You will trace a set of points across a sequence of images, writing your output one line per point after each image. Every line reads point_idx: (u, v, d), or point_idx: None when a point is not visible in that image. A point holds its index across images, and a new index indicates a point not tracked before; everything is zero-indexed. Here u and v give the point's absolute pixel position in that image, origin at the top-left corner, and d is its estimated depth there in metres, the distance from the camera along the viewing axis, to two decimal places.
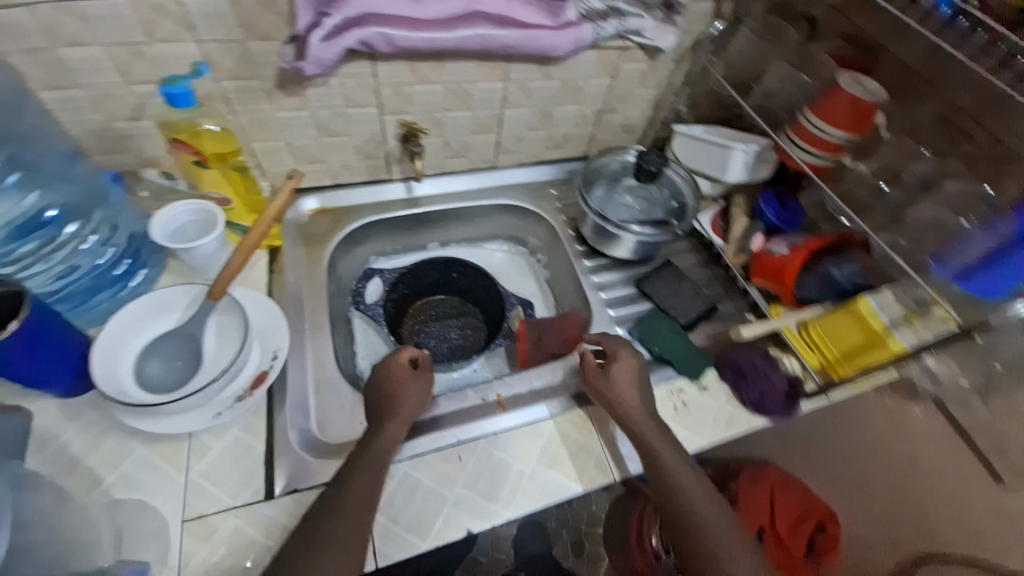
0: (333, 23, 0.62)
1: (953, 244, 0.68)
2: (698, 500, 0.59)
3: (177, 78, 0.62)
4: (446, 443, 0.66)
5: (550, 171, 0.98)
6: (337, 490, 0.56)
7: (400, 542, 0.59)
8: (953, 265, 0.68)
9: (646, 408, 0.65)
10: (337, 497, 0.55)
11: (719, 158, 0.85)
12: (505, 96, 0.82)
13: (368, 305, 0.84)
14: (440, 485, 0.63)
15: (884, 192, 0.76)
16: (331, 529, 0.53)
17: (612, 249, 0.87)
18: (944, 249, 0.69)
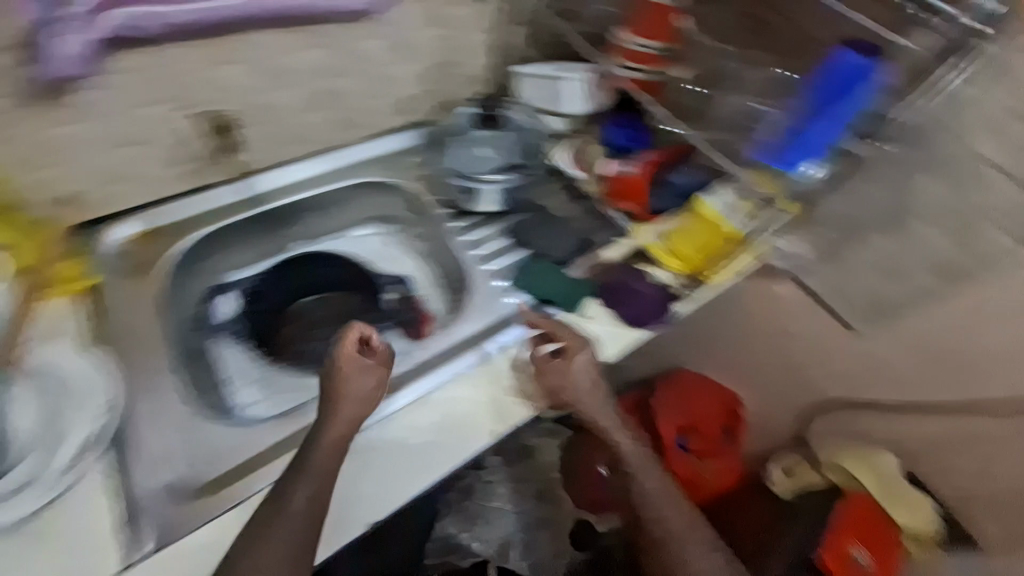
0: (82, 8, 0.51)
1: (766, 128, 0.71)
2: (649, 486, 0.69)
3: None
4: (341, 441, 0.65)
5: (406, 139, 0.93)
6: (285, 492, 0.58)
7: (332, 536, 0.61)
8: (766, 147, 0.70)
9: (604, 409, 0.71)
10: (287, 497, 0.57)
11: (554, 91, 0.87)
12: (327, 65, 0.75)
13: (218, 324, 0.81)
14: (348, 480, 0.63)
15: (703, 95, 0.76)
16: (283, 525, 0.56)
17: (478, 204, 0.88)
18: (759, 133, 0.72)
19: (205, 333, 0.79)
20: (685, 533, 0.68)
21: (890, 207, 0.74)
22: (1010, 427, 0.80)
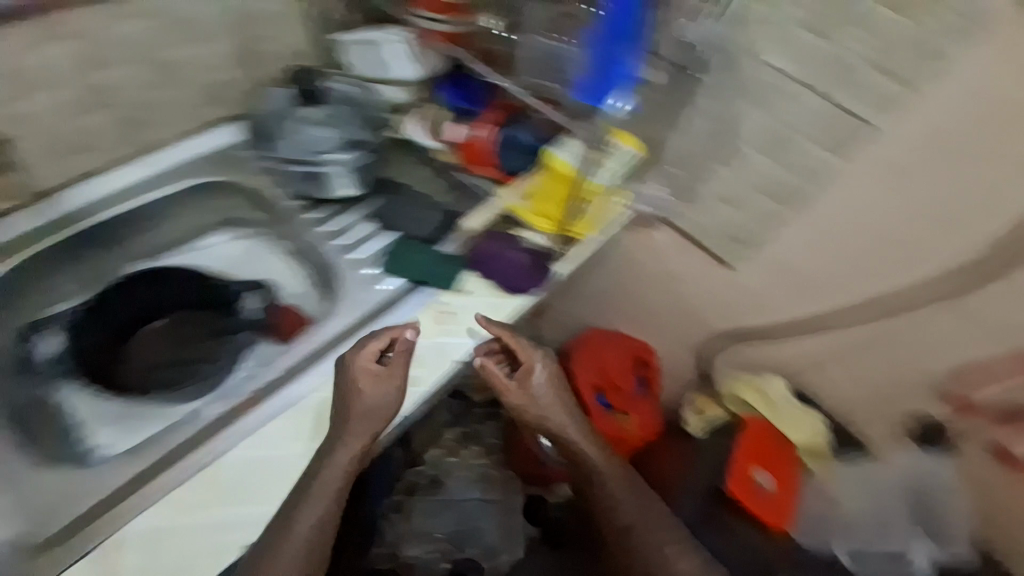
0: None
1: (575, 62, 0.65)
2: (607, 471, 0.78)
3: None
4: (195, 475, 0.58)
5: (232, 133, 0.84)
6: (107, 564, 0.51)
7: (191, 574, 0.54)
8: (580, 83, 0.64)
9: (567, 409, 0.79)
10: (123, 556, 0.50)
11: (376, 55, 0.78)
12: (89, 57, 0.70)
13: (43, 365, 0.70)
14: (203, 509, 0.57)
15: (512, 39, 0.71)
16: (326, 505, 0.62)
17: (326, 190, 0.79)
18: (571, 70, 0.66)
19: (25, 374, 0.69)
20: (634, 508, 0.76)
21: (714, 133, 0.75)
22: (887, 328, 0.80)
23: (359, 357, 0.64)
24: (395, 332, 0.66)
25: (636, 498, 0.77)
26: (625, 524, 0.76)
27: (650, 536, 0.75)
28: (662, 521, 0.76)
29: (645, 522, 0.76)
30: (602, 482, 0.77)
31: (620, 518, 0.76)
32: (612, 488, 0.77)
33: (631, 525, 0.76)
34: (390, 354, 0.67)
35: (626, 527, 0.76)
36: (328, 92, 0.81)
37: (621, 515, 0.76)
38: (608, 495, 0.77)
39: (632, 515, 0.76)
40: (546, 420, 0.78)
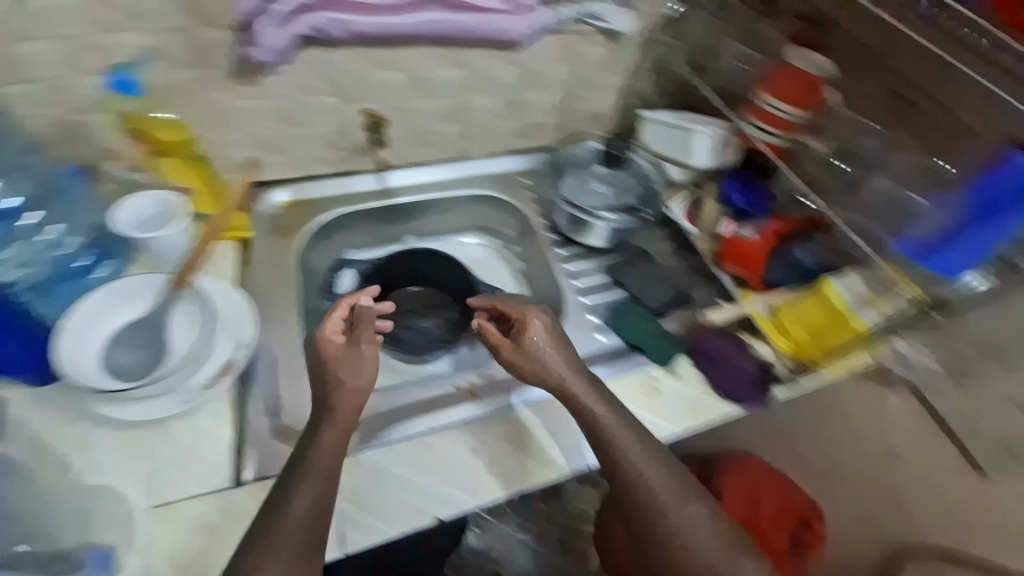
0: (282, 9, 0.61)
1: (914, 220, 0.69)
2: (663, 486, 0.60)
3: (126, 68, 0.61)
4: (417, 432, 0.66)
5: (522, 162, 0.98)
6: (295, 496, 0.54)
7: (375, 527, 0.59)
8: (913, 242, 0.68)
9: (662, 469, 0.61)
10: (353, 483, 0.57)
11: (684, 141, 0.85)
12: (465, 84, 0.81)
13: (339, 295, 0.83)
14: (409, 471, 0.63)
15: (842, 169, 0.76)
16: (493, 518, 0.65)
17: (583, 236, 0.88)
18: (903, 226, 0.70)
19: (326, 298, 0.82)
20: (700, 538, 0.59)
21: None
22: None
23: (320, 333, 0.62)
24: (352, 300, 0.65)
25: (667, 486, 0.60)
26: (677, 531, 0.59)
27: (698, 543, 0.58)
28: (696, 507, 0.60)
29: (703, 554, 0.58)
30: (656, 504, 0.60)
31: (670, 534, 0.59)
32: (664, 508, 0.59)
33: (679, 529, 0.59)
34: (352, 329, 0.64)
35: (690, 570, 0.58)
36: (631, 162, 0.88)
37: (672, 526, 0.59)
38: (659, 523, 0.59)
39: (696, 523, 0.59)
40: (547, 374, 0.65)
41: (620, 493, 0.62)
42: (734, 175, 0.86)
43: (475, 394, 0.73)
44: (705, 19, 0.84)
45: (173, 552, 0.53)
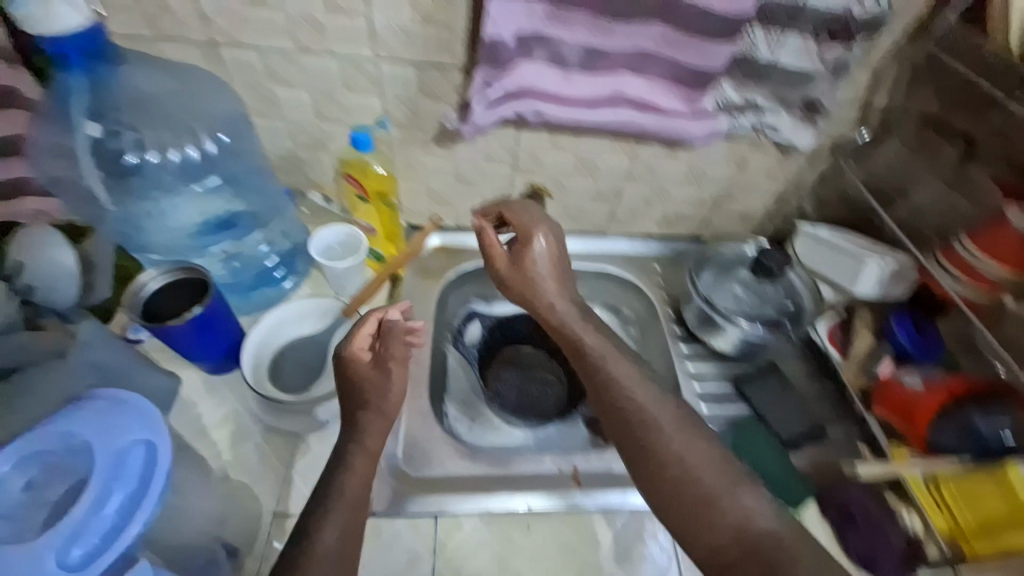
0: (495, 96, 0.68)
1: None
2: (663, 413, 0.56)
3: (362, 128, 0.71)
4: (512, 507, 0.69)
5: (658, 247, 0.99)
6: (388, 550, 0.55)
7: None
8: None
9: (651, 395, 0.57)
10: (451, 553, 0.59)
11: (850, 267, 0.80)
12: (629, 172, 0.85)
13: (465, 344, 0.90)
14: (506, 548, 0.67)
15: None
16: None
17: (713, 338, 0.84)
18: None
19: (453, 344, 0.89)
20: (713, 470, 0.52)
21: None
22: None
23: (350, 350, 0.59)
24: (382, 313, 0.63)
25: (657, 410, 0.56)
26: (658, 450, 0.53)
27: (678, 448, 0.53)
28: (677, 416, 0.56)
29: (717, 494, 0.50)
30: (643, 430, 0.55)
31: (661, 454, 0.53)
32: (646, 436, 0.55)
33: (666, 443, 0.54)
34: (378, 348, 0.61)
35: (676, 474, 0.52)
36: (785, 278, 0.83)
37: (678, 471, 0.52)
38: (641, 427, 0.55)
39: (689, 454, 0.53)
40: (540, 296, 0.67)
41: (612, 421, 0.57)
42: (903, 313, 0.78)
43: (579, 481, 0.72)
44: (897, 148, 0.81)
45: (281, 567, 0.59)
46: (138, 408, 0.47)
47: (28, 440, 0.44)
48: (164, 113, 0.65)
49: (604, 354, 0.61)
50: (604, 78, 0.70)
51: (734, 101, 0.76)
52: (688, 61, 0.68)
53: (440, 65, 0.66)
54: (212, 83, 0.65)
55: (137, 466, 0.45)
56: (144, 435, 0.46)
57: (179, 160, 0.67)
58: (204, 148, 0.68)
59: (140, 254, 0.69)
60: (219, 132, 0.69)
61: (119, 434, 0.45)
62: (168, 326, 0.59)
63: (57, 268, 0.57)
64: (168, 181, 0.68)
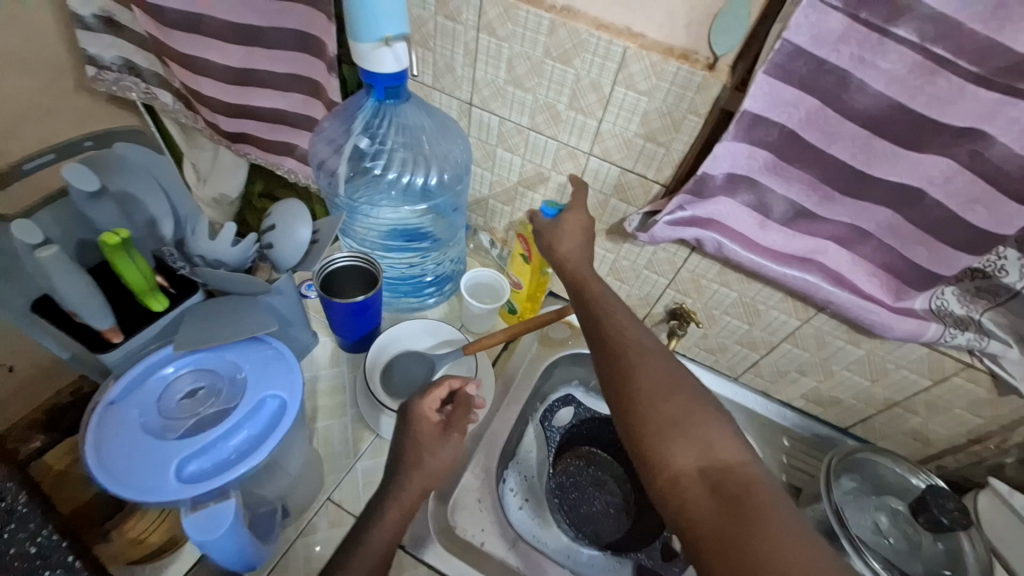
0: (682, 215, 0.69)
1: None
2: (650, 348, 0.60)
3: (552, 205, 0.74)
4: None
5: (793, 420, 0.88)
6: None
7: None
8: None
9: (645, 333, 0.62)
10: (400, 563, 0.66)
11: None
12: (793, 333, 0.78)
13: (552, 425, 0.89)
14: None
15: None
16: None
17: None
18: None
19: (541, 419, 0.88)
20: (685, 398, 0.55)
21: None
22: None
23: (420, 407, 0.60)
24: (457, 382, 0.62)
25: (644, 341, 0.61)
26: (633, 378, 0.57)
27: (651, 379, 0.57)
28: (661, 359, 0.59)
29: (676, 434, 0.53)
30: (625, 352, 0.59)
31: (638, 381, 0.57)
32: (629, 356, 0.59)
33: (644, 375, 0.57)
34: (449, 412, 0.61)
35: (650, 407, 0.55)
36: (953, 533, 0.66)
37: (644, 392, 0.56)
38: (625, 356, 0.59)
39: (665, 378, 0.57)
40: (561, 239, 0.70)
41: (594, 344, 0.62)
42: None
43: None
44: None
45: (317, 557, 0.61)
46: (290, 363, 0.58)
47: (214, 360, 0.59)
48: (414, 145, 0.78)
49: (606, 299, 0.65)
50: (805, 239, 0.68)
51: (955, 311, 0.66)
52: (917, 260, 0.64)
53: (645, 175, 0.70)
54: (457, 135, 0.77)
55: (269, 413, 0.54)
56: (283, 390, 0.56)
57: (407, 182, 0.81)
58: (430, 179, 0.81)
59: (343, 236, 0.84)
60: (446, 171, 0.80)
61: (268, 381, 0.56)
62: (332, 300, 0.67)
63: (293, 241, 0.62)
64: (391, 193, 0.82)
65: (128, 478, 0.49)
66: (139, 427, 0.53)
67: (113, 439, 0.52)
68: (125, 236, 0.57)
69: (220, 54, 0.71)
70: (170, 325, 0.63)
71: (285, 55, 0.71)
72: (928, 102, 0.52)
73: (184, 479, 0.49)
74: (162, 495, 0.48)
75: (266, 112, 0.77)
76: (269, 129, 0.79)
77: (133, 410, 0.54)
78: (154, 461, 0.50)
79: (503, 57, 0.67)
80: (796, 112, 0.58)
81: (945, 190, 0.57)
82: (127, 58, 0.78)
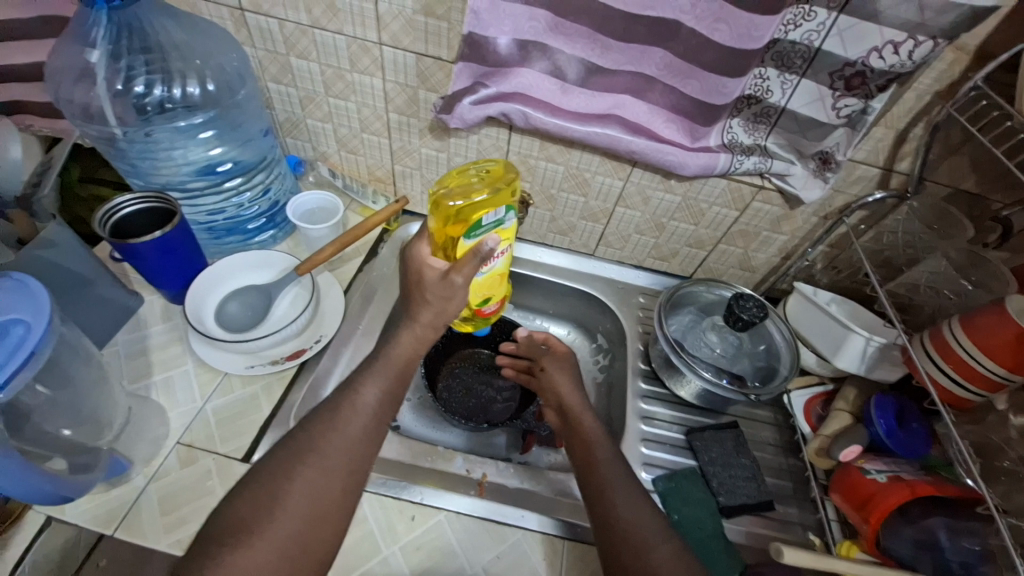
0: (486, 93, 0.69)
1: None
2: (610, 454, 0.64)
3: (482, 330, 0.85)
4: (408, 496, 0.65)
5: (647, 279, 0.96)
6: None
7: None
8: None
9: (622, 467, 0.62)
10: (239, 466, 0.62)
11: (834, 336, 0.73)
12: (621, 194, 0.83)
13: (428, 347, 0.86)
14: (387, 540, 0.62)
15: None
16: None
17: (674, 384, 0.79)
18: None
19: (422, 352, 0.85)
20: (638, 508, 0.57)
21: None
22: None
23: (418, 255, 0.64)
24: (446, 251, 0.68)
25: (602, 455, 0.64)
26: (605, 479, 0.60)
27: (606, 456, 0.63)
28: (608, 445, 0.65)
29: (637, 518, 0.56)
30: (587, 457, 0.64)
31: (599, 465, 0.62)
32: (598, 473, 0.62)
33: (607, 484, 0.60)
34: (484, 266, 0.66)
35: (603, 481, 0.60)
36: (760, 326, 0.78)
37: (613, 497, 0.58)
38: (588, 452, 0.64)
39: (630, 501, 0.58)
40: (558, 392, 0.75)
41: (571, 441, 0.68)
42: (887, 397, 0.69)
43: (482, 489, 0.68)
44: (910, 218, 0.74)
45: (170, 495, 0.59)
46: (31, 291, 0.48)
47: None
48: (174, 55, 0.68)
49: (556, 383, 0.75)
50: (602, 96, 0.71)
51: (743, 141, 0.73)
52: (692, 93, 0.68)
53: (439, 57, 0.69)
54: (226, 39, 0.70)
55: (12, 340, 0.45)
56: (26, 314, 0.47)
57: (172, 99, 0.70)
58: (193, 90, 0.70)
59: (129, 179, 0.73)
60: (208, 80, 0.70)
61: (6, 307, 0.47)
62: (131, 244, 0.61)
63: (10, 159, 0.68)
64: (162, 121, 0.70)
65: None
66: None
67: None
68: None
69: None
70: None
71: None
72: None
73: None
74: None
75: (25, 69, 0.81)
76: (37, 91, 0.83)
77: None
78: None
79: None
80: None
81: (694, 15, 0.61)
82: None
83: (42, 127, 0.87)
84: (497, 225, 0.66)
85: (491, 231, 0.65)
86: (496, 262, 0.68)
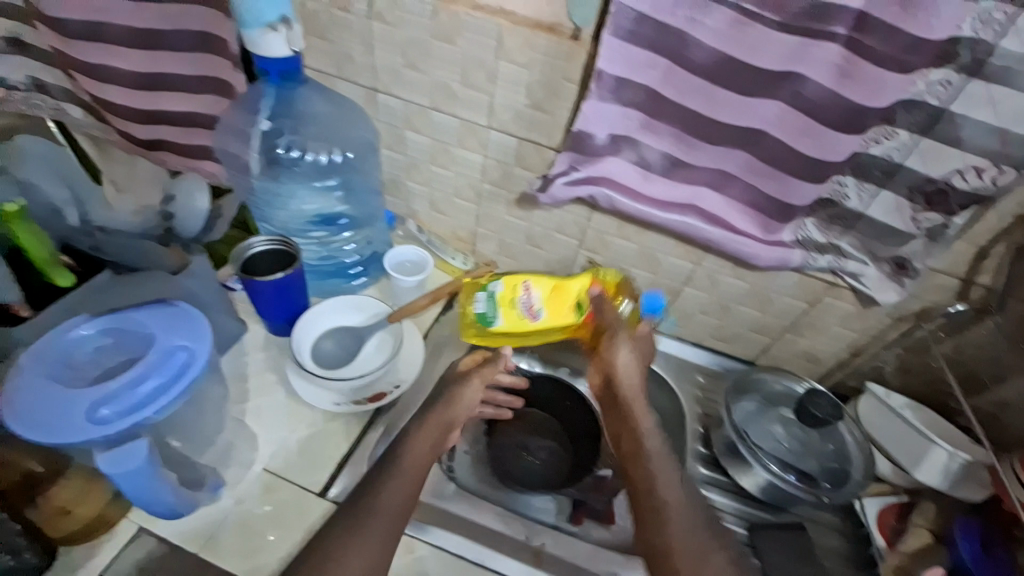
0: (577, 176, 0.77)
1: None
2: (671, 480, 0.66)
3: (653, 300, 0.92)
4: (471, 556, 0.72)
5: (706, 358, 0.97)
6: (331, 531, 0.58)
7: None
8: None
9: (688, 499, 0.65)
10: (313, 500, 0.65)
11: (914, 448, 0.72)
12: (690, 276, 0.87)
13: None
14: None
15: None
16: None
17: (739, 475, 0.77)
18: None
19: None
20: (701, 541, 0.60)
21: None
22: None
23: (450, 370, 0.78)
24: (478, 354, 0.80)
25: (665, 480, 0.66)
26: (666, 512, 0.63)
27: (665, 479, 0.66)
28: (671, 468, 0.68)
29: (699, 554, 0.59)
30: (648, 479, 0.67)
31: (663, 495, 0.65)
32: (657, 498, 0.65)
33: (670, 518, 0.63)
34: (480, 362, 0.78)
35: (666, 511, 0.63)
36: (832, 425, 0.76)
37: (675, 533, 0.61)
38: (649, 480, 0.67)
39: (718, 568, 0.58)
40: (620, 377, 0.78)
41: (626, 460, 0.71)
42: (972, 521, 0.68)
43: None
44: (994, 334, 0.74)
45: (250, 520, 0.63)
46: (194, 318, 0.54)
47: (121, 319, 0.54)
48: (319, 128, 0.81)
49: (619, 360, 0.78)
50: (683, 187, 0.76)
51: (817, 239, 0.76)
52: (772, 193, 0.73)
53: (539, 143, 0.77)
54: (359, 115, 0.82)
55: (176, 363, 0.51)
56: (189, 340, 0.52)
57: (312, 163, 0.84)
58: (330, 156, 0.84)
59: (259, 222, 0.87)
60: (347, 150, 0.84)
61: (173, 333, 0.53)
62: (255, 280, 0.69)
63: (192, 208, 0.73)
64: (299, 176, 0.84)
65: (37, 423, 0.46)
66: (50, 377, 0.50)
67: (19, 399, 0.48)
68: (21, 204, 0.60)
69: (124, 62, 0.79)
70: (72, 299, 0.62)
71: (188, 57, 0.78)
72: (746, 50, 0.61)
73: (95, 422, 0.47)
74: (71, 437, 0.46)
75: (176, 117, 0.86)
76: (179, 133, 0.87)
77: (38, 364, 0.51)
78: (64, 409, 0.47)
79: (396, 43, 0.72)
80: (654, 73, 0.66)
81: (782, 128, 0.66)
82: (34, 76, 0.86)
83: (174, 163, 0.93)
84: (495, 295, 0.85)
85: (495, 305, 0.85)
86: (534, 297, 0.85)
